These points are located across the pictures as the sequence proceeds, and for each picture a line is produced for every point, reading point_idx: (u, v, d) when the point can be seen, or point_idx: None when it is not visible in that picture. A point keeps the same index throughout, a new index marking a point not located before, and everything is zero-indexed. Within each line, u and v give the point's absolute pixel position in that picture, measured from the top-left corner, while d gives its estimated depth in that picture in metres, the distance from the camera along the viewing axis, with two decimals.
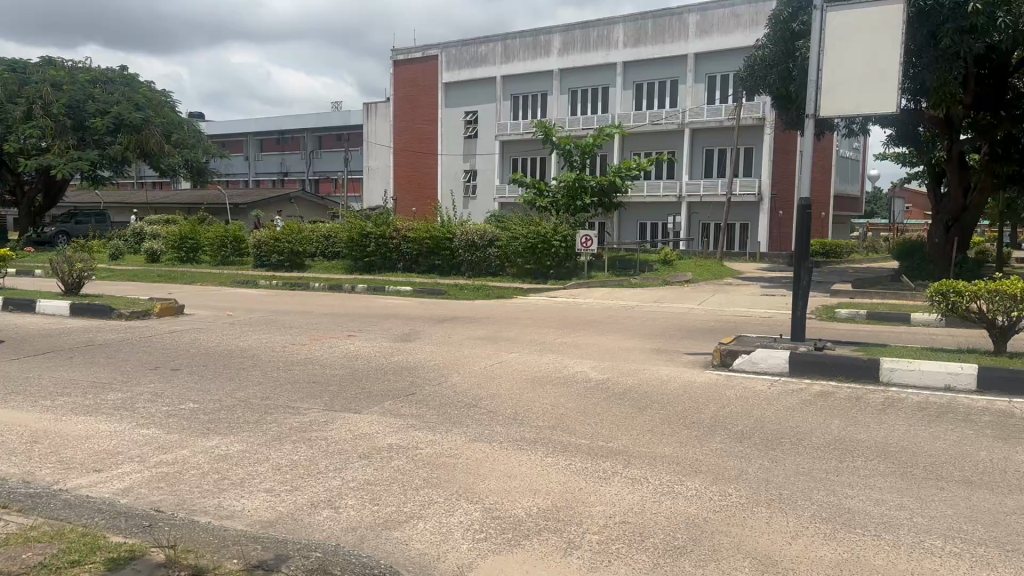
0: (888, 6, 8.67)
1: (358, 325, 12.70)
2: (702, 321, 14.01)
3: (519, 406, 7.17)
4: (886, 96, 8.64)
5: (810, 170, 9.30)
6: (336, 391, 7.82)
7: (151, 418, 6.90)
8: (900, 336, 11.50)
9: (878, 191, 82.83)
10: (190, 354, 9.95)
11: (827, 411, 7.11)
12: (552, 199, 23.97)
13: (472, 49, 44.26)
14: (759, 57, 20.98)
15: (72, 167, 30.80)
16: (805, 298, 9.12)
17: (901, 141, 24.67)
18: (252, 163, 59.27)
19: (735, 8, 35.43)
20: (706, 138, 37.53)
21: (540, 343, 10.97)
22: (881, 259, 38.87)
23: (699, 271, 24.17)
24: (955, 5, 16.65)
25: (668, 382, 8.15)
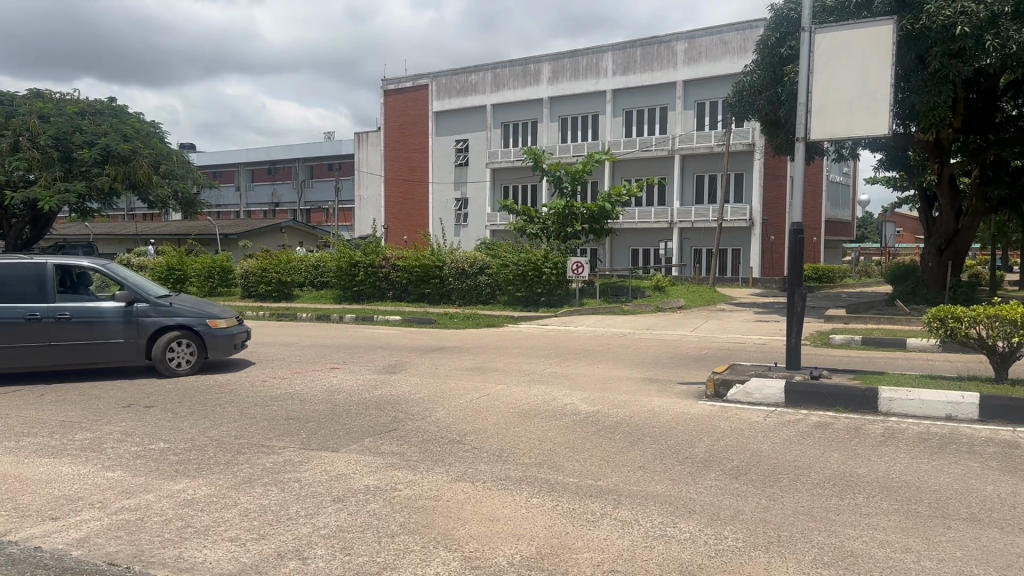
0: (878, 27, 8.52)
1: (343, 358, 12.38)
2: (695, 349, 13.73)
3: (504, 441, 6.88)
4: (877, 118, 8.46)
5: (802, 195, 9.11)
6: (313, 428, 7.50)
7: (117, 459, 6.58)
8: (897, 363, 11.24)
9: (869, 216, 83.28)
10: (165, 389, 9.62)
11: (824, 443, 6.82)
12: (542, 225, 23.80)
13: (462, 78, 44.36)
14: (747, 83, 20.96)
15: (59, 199, 30.52)
16: (799, 325, 8.87)
17: (891, 165, 24.68)
18: (243, 194, 59.06)
19: (723, 35, 35.60)
20: (697, 164, 37.55)
21: (528, 374, 10.69)
22: (873, 283, 38.79)
23: (691, 297, 23.97)
24: (942, 28, 16.62)
25: (660, 414, 7.86)
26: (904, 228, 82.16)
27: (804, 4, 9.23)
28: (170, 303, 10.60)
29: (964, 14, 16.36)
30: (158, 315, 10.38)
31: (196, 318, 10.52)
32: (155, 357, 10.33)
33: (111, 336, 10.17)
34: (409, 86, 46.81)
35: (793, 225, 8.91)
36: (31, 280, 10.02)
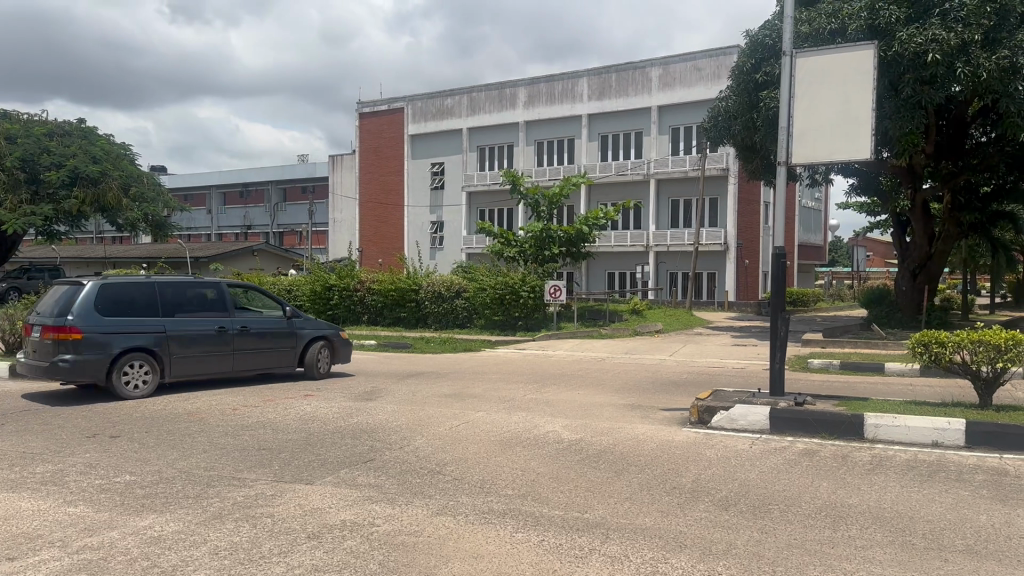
0: (859, 52, 8.52)
1: (317, 384, 12.06)
2: (675, 374, 13.63)
3: (486, 471, 6.68)
4: (860, 143, 8.41)
5: (784, 221, 9.03)
6: (287, 459, 7.24)
7: (80, 494, 6.27)
8: (878, 388, 11.16)
9: (840, 241, 84.35)
10: (131, 418, 9.28)
11: (813, 472, 6.69)
12: (519, 249, 23.69)
13: (438, 102, 44.41)
14: (722, 108, 21.07)
15: (26, 222, 29.99)
16: (783, 351, 8.76)
17: (864, 191, 24.98)
18: (215, 217, 58.44)
19: (696, 61, 35.96)
20: (672, 189, 37.76)
21: (508, 400, 10.46)
22: (846, 307, 39.05)
23: (667, 321, 23.94)
24: (915, 55, 16.83)
25: (644, 442, 7.68)
26: (875, 252, 83.16)
27: (783, 30, 9.22)
28: (306, 318, 12.72)
29: (935, 42, 16.57)
30: (311, 327, 12.51)
31: (333, 328, 12.82)
32: (307, 361, 12.40)
33: (276, 344, 12.02)
34: (385, 109, 46.77)
35: (776, 250, 8.83)
36: (211, 299, 11.42)
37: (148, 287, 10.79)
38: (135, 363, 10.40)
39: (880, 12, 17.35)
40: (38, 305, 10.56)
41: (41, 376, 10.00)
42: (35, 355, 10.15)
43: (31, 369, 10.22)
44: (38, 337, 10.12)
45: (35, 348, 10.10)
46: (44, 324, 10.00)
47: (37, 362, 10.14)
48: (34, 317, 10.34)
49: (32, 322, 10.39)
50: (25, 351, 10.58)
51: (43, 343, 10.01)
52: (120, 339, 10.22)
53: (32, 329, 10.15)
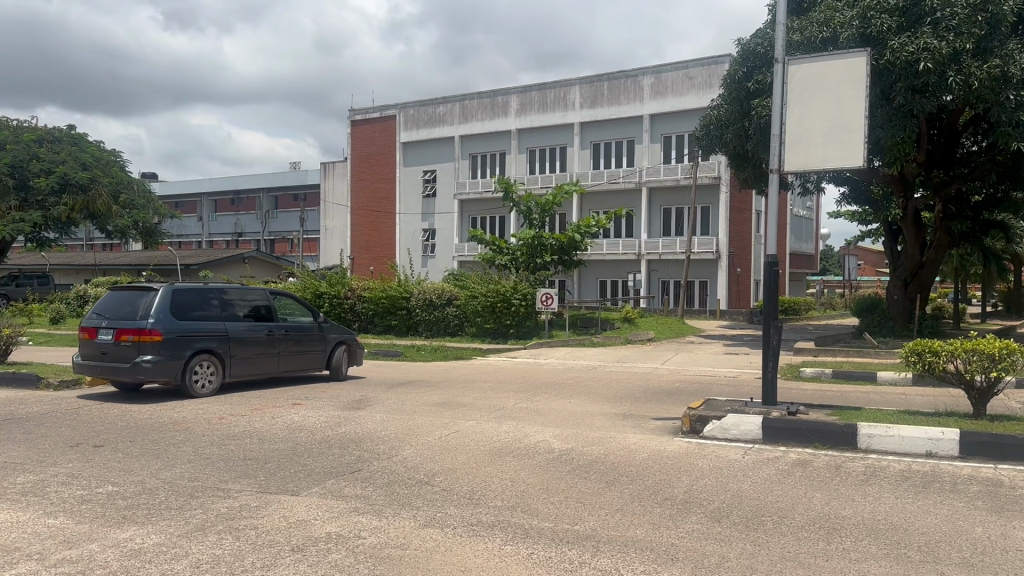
0: (851, 58, 8.49)
1: (305, 393, 11.91)
2: (667, 383, 13.54)
3: (476, 482, 6.57)
4: (853, 150, 8.37)
5: (776, 229, 8.97)
6: (273, 470, 7.11)
7: (60, 506, 6.12)
8: (871, 398, 11.09)
9: (831, 249, 84.63)
10: (115, 427, 9.12)
11: (806, 482, 6.61)
12: (511, 256, 23.61)
13: (430, 110, 44.38)
14: (714, 116, 21.07)
15: (14, 229, 29.76)
16: (776, 359, 8.68)
17: (855, 199, 25.03)
18: (205, 224, 58.18)
19: (688, 70, 36.04)
20: (663, 197, 37.78)
21: (498, 409, 10.35)
22: (838, 315, 39.06)
23: (659, 329, 23.88)
24: (906, 64, 16.86)
25: (636, 452, 7.59)
26: (865, 261, 83.41)
27: (775, 36, 9.19)
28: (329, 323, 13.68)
29: (927, 50, 16.60)
30: (337, 331, 13.49)
31: (352, 333, 13.83)
32: (334, 363, 13.32)
33: (310, 347, 12.94)
34: (377, 117, 46.72)
35: (769, 257, 8.77)
36: (259, 304, 12.25)
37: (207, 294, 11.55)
38: (204, 363, 11.17)
39: (872, 22, 17.38)
40: (102, 309, 11.15)
41: (117, 376, 10.64)
42: (107, 357, 10.77)
43: (101, 370, 10.82)
44: (111, 340, 10.75)
45: (108, 349, 10.71)
46: (119, 327, 10.65)
47: (108, 364, 10.76)
48: (101, 321, 10.95)
49: (98, 327, 10.98)
50: (87, 354, 11.12)
51: (119, 345, 10.67)
52: (193, 341, 10.99)
53: (104, 333, 10.75)
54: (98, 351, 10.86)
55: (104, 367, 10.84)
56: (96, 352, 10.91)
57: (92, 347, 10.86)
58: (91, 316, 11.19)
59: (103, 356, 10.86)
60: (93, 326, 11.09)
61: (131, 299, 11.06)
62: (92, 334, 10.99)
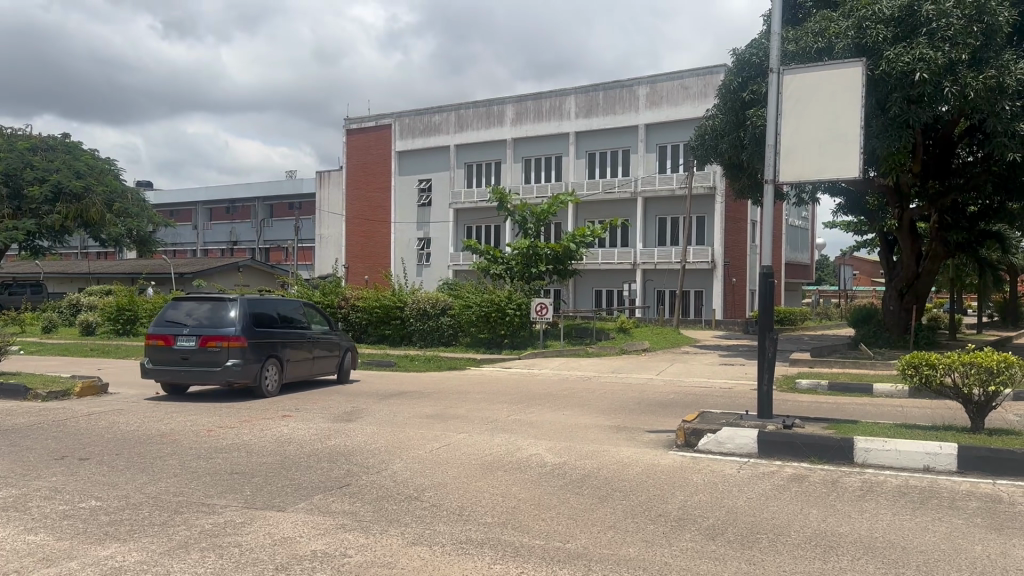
0: (847, 69, 8.43)
1: (295, 405, 11.77)
2: (661, 394, 13.43)
3: (466, 497, 6.45)
4: (848, 161, 8.29)
5: (771, 239, 8.89)
6: (260, 484, 6.99)
7: (41, 521, 5.98)
8: (867, 410, 10.99)
9: (826, 259, 84.75)
10: (102, 440, 8.98)
11: (802, 499, 6.49)
12: (506, 265, 23.50)
13: (426, 119, 44.36)
14: (709, 126, 21.04)
15: (7, 237, 29.61)
16: (771, 372, 8.58)
17: (851, 210, 25.02)
18: (200, 233, 58.01)
19: (684, 80, 36.08)
20: (659, 207, 37.75)
21: (491, 421, 10.23)
22: (833, 326, 39.01)
23: (654, 339, 23.76)
24: (902, 75, 16.85)
25: (630, 466, 7.47)
26: (861, 271, 83.58)
27: (770, 46, 9.13)
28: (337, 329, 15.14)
29: (922, 61, 16.57)
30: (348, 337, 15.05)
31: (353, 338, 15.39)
32: (346, 369, 14.67)
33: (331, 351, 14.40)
34: (372, 125, 46.69)
35: (764, 268, 8.67)
36: (300, 312, 13.63)
37: (266, 304, 12.85)
38: (270, 366, 12.53)
39: (867, 32, 17.38)
40: (175, 318, 12.26)
41: (201, 379, 11.82)
42: (190, 361, 11.93)
43: (183, 373, 11.96)
44: (195, 345, 11.92)
45: (193, 354, 11.89)
46: (205, 334, 11.87)
47: (191, 368, 11.93)
48: (180, 329, 12.07)
49: (176, 334, 12.10)
50: (161, 359, 12.18)
51: (203, 350, 11.88)
52: (265, 346, 12.36)
53: (187, 339, 11.91)
54: (178, 355, 11.99)
55: (185, 371, 11.98)
56: (176, 357, 12.04)
57: (172, 351, 11.97)
58: (163, 325, 12.26)
59: (184, 360, 12.01)
60: (168, 333, 12.19)
61: (207, 309, 12.28)
62: (171, 341, 12.09)
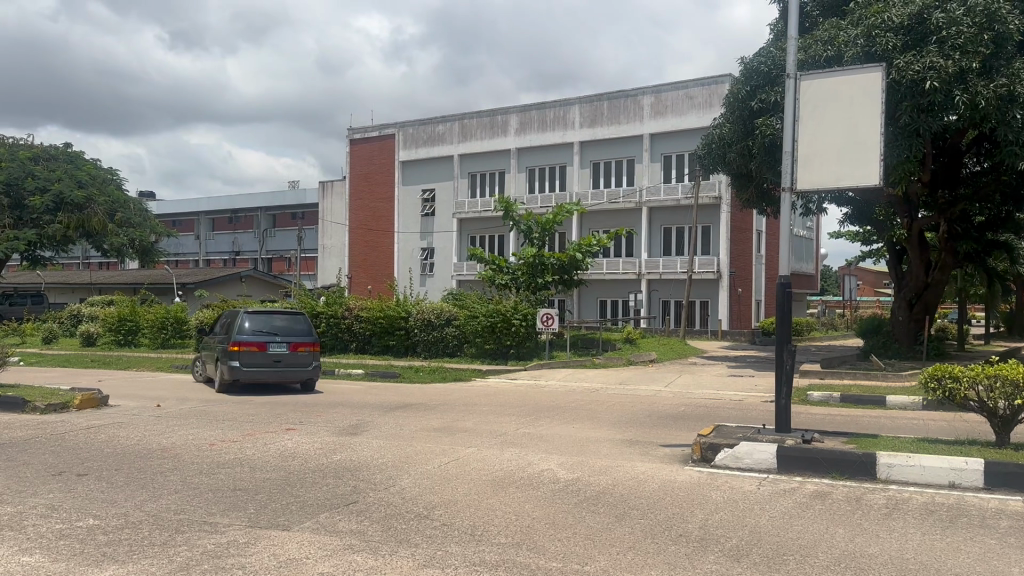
0: (866, 73, 8.23)
1: (299, 418, 11.51)
2: (671, 406, 13.15)
3: (477, 516, 6.21)
4: (868, 168, 8.08)
5: (788, 249, 8.66)
6: (264, 502, 6.76)
7: (36, 541, 5.75)
8: (885, 424, 10.72)
9: (829, 270, 84.66)
10: (101, 454, 8.75)
11: (826, 517, 6.25)
12: (511, 275, 23.24)
13: (429, 128, 44.27)
14: (716, 135, 20.86)
15: (8, 247, 29.44)
16: (789, 385, 8.34)
17: (857, 219, 24.85)
18: (202, 243, 57.89)
19: (689, 90, 35.92)
20: (664, 217, 37.58)
21: (500, 435, 9.99)
22: (840, 336, 38.67)
23: (662, 350, 23.47)
24: (912, 83, 16.68)
25: (646, 482, 7.22)
26: (864, 280, 83.37)
27: (786, 51, 8.95)
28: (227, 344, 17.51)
29: (933, 69, 16.42)
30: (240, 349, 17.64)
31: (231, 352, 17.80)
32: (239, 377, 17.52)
33: None
34: (375, 135, 46.61)
35: (781, 277, 8.44)
36: None
37: None
38: None
39: (877, 40, 17.23)
40: (261, 329, 14.76)
41: (296, 376, 14.76)
42: (284, 363, 14.72)
43: (277, 373, 14.66)
44: (287, 350, 14.76)
45: (288, 357, 14.77)
46: (298, 341, 14.81)
47: (282, 368, 14.69)
48: (272, 338, 14.68)
49: (267, 342, 14.72)
50: (252, 361, 14.58)
51: (294, 354, 14.81)
52: None
53: (284, 345, 14.69)
54: (275, 358, 14.60)
55: (278, 370, 14.69)
56: (271, 360, 14.63)
57: (270, 356, 14.57)
58: (252, 334, 14.62)
59: (276, 362, 14.71)
60: (259, 340, 14.67)
61: (281, 323, 15.10)
62: (264, 347, 14.64)
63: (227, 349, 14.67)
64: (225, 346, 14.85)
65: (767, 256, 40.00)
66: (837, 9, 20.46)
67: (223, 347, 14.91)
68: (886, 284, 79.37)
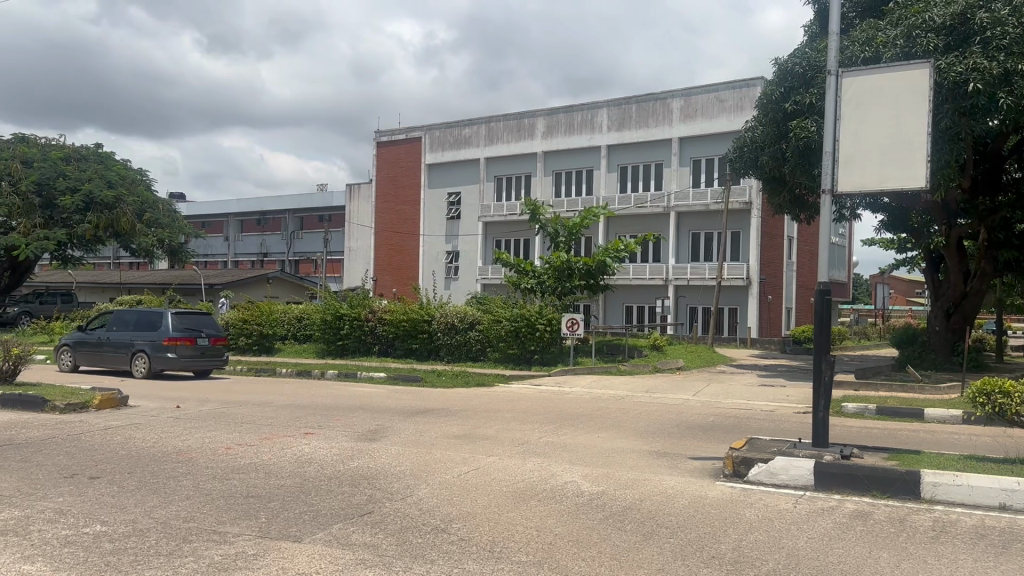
0: (913, 70, 7.84)
1: (319, 422, 11.29)
2: (701, 416, 12.73)
3: (495, 531, 5.90)
4: (913, 170, 7.68)
5: (828, 255, 8.26)
6: (276, 510, 6.50)
7: (40, 548, 5.52)
8: (925, 440, 10.25)
9: (860, 278, 83.42)
10: (115, 457, 8.56)
11: (869, 540, 5.86)
12: (537, 280, 22.89)
13: (456, 131, 44.14)
14: (748, 138, 20.41)
15: (38, 247, 29.62)
16: (827, 398, 7.95)
17: (893, 227, 24.25)
18: (231, 244, 58.30)
19: (719, 92, 35.36)
20: (693, 222, 37.10)
21: (523, 444, 9.68)
22: (873, 345, 37.86)
23: (690, 357, 23.03)
24: (954, 85, 16.12)
25: (675, 498, 6.87)
26: (896, 289, 82.08)
27: (828, 48, 8.57)
28: (75, 335, 18.70)
29: (976, 71, 15.93)
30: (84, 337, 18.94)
31: (71, 339, 18.82)
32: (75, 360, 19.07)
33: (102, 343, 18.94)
34: (402, 138, 46.54)
35: (819, 285, 8.04)
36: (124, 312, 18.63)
37: None
38: None
39: (917, 41, 16.73)
40: (186, 326, 17.70)
41: (216, 364, 18.11)
42: (208, 353, 17.92)
43: (203, 362, 17.77)
44: (209, 343, 17.99)
45: (210, 349, 18.00)
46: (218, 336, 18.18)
47: (205, 358, 17.88)
48: (198, 333, 17.77)
49: (194, 336, 17.74)
50: (184, 353, 17.51)
51: (214, 346, 18.15)
52: None
53: (208, 339, 17.90)
54: (202, 350, 17.76)
55: (203, 360, 17.80)
56: (199, 351, 17.70)
57: (201, 348, 17.65)
58: (183, 330, 17.51)
59: (201, 353, 17.79)
60: (188, 335, 17.59)
61: (195, 321, 18.05)
62: (193, 341, 17.63)
63: (159, 344, 17.38)
64: (153, 342, 17.49)
65: (799, 263, 39.34)
66: (875, 10, 19.94)
67: (148, 342, 17.52)
68: (919, 293, 77.94)
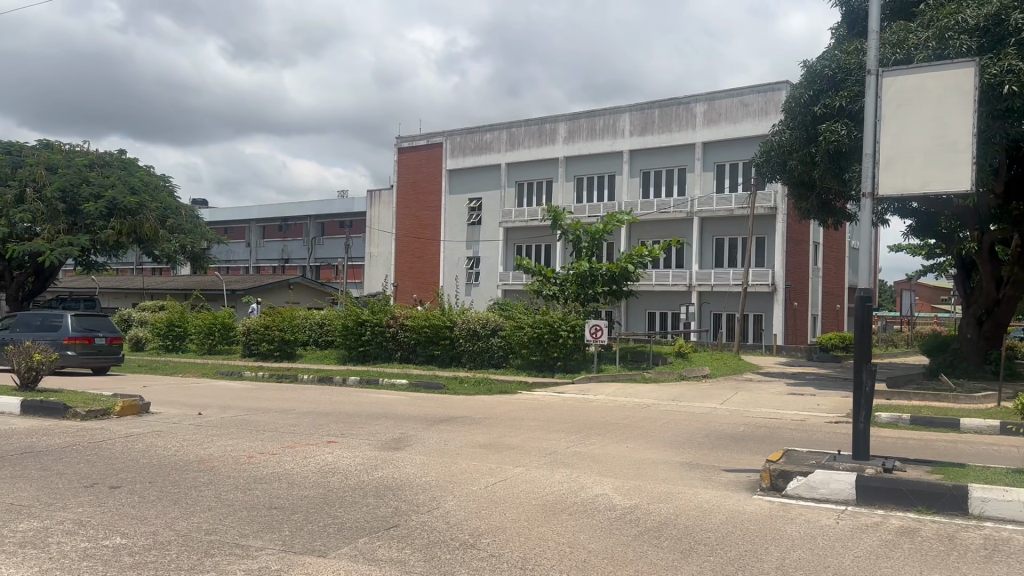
0: (957, 70, 7.55)
1: (341, 430, 11.12)
2: (730, 426, 12.44)
3: (527, 547, 5.69)
4: (958, 172, 7.40)
5: (869, 260, 7.97)
6: (301, 523, 6.32)
7: (58, 562, 5.36)
8: (966, 451, 9.92)
9: (884, 285, 82.45)
10: (136, 465, 8.45)
11: (918, 559, 5.58)
12: (560, 286, 22.66)
13: (477, 137, 44.01)
14: (775, 142, 20.09)
15: (62, 253, 29.77)
16: (868, 409, 7.67)
17: (922, 233, 23.81)
18: (253, 250, 58.57)
19: (744, 96, 35.00)
20: (716, 227, 36.71)
21: (550, 454, 9.46)
22: (901, 352, 37.25)
23: (716, 365, 22.73)
24: (990, 87, 15.76)
25: (711, 513, 6.62)
26: (921, 296, 81.09)
27: (867, 46, 8.29)
28: None
29: (1011, 73, 15.58)
30: None
31: None
32: None
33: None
34: (423, 144, 46.51)
35: (860, 292, 7.78)
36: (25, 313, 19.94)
37: None
38: None
39: (950, 42, 16.35)
40: (86, 326, 19.17)
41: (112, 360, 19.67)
42: (105, 351, 19.46)
43: (100, 358, 19.30)
44: (106, 342, 19.55)
45: (107, 347, 19.54)
46: (114, 336, 19.74)
47: (101, 356, 19.45)
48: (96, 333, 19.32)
49: (94, 335, 19.22)
50: (81, 351, 19.01)
51: (110, 345, 19.72)
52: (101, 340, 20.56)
53: (104, 338, 19.47)
54: (99, 348, 19.28)
55: (100, 357, 19.32)
56: (96, 349, 19.19)
57: (97, 347, 19.25)
58: (82, 331, 19.01)
59: (97, 351, 19.33)
60: (87, 335, 19.08)
61: (94, 321, 19.54)
62: (91, 340, 19.15)
63: (60, 343, 18.81)
64: (54, 341, 18.91)
65: (825, 269, 38.86)
66: (904, 11, 19.59)
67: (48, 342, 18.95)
68: (944, 299, 76.90)
